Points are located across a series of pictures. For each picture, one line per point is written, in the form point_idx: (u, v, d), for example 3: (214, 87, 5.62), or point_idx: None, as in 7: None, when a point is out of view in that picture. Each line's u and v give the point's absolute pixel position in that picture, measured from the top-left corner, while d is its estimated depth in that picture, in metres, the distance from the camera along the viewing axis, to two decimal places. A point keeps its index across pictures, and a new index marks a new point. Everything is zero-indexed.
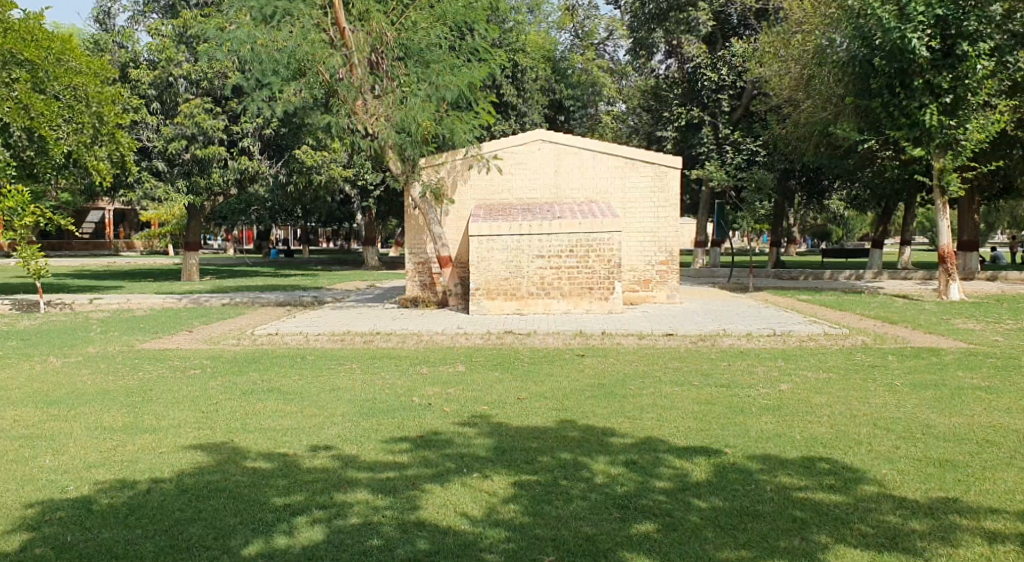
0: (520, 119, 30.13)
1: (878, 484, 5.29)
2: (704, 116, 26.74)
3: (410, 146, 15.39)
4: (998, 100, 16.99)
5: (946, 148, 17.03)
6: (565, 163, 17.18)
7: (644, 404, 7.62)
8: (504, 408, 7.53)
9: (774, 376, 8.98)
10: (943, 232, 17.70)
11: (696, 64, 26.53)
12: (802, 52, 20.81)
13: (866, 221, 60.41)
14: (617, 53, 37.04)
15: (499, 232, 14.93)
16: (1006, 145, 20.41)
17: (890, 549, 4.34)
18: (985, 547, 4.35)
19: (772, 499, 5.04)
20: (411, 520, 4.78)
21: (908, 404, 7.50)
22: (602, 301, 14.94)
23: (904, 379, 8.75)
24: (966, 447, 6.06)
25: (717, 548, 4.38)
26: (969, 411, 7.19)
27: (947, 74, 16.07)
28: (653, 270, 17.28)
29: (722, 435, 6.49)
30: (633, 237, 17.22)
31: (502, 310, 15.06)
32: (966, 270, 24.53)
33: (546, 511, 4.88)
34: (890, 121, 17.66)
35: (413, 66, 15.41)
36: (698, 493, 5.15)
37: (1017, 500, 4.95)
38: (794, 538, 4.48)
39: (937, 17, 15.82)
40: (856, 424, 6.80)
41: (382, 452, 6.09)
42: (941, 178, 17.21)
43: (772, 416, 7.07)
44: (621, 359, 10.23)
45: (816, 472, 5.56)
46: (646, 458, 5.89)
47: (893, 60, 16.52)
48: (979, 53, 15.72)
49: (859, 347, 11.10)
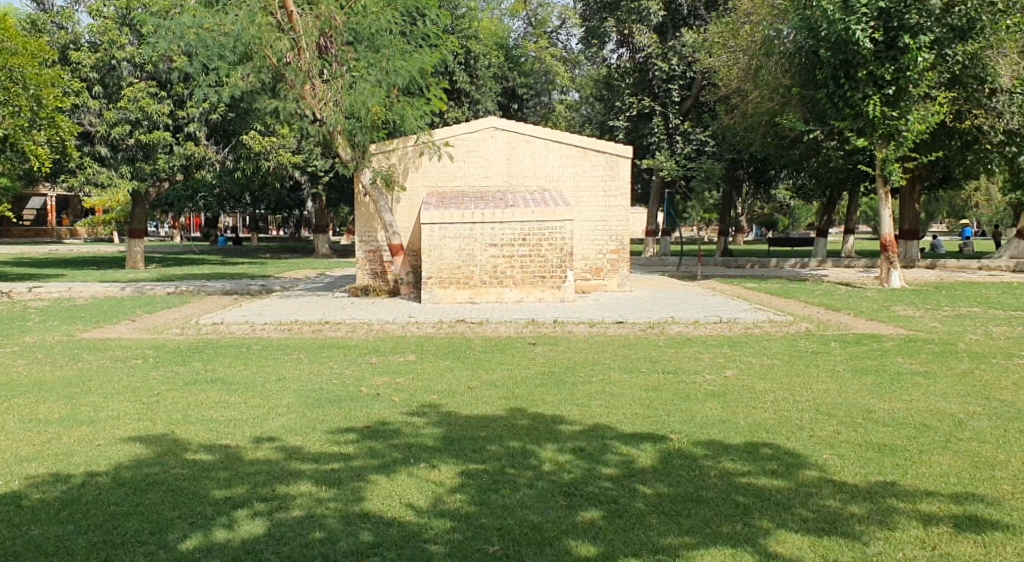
0: (473, 106, 30.14)
1: (819, 469, 5.39)
2: (655, 106, 26.96)
3: (360, 131, 15.15)
4: (938, 92, 17.41)
5: (888, 139, 17.38)
6: (517, 151, 17.16)
7: (593, 391, 7.66)
8: (453, 397, 7.46)
9: (720, 362, 9.12)
10: (884, 221, 18.08)
11: (647, 53, 26.65)
12: (750, 43, 20.92)
13: (812, 212, 61.85)
14: (569, 42, 36.81)
15: (451, 221, 14.80)
16: (946, 137, 21.33)
17: (829, 534, 4.37)
18: (920, 529, 4.40)
19: (715, 484, 5.09)
20: (355, 511, 4.73)
21: (850, 390, 7.65)
22: (554, 290, 15.00)
23: (846, 364, 8.96)
24: (903, 432, 6.21)
25: (661, 534, 4.39)
26: (908, 397, 7.36)
27: (889, 66, 16.41)
28: (605, 259, 17.32)
29: (668, 421, 6.54)
30: (585, 225, 17.25)
31: (455, 298, 14.95)
32: (908, 258, 25.18)
33: (493, 500, 4.87)
34: (835, 111, 17.97)
35: (363, 51, 15.24)
36: (645, 479, 5.19)
37: (952, 482, 5.08)
38: (737, 524, 4.51)
39: (880, 9, 16.14)
40: (799, 410, 6.90)
41: (327, 443, 6.01)
42: (883, 168, 17.54)
43: (717, 402, 7.16)
44: (572, 347, 10.23)
45: (759, 456, 5.65)
46: (593, 445, 5.91)
47: (837, 51, 16.90)
48: (920, 46, 16.12)
49: (803, 334, 11.30)
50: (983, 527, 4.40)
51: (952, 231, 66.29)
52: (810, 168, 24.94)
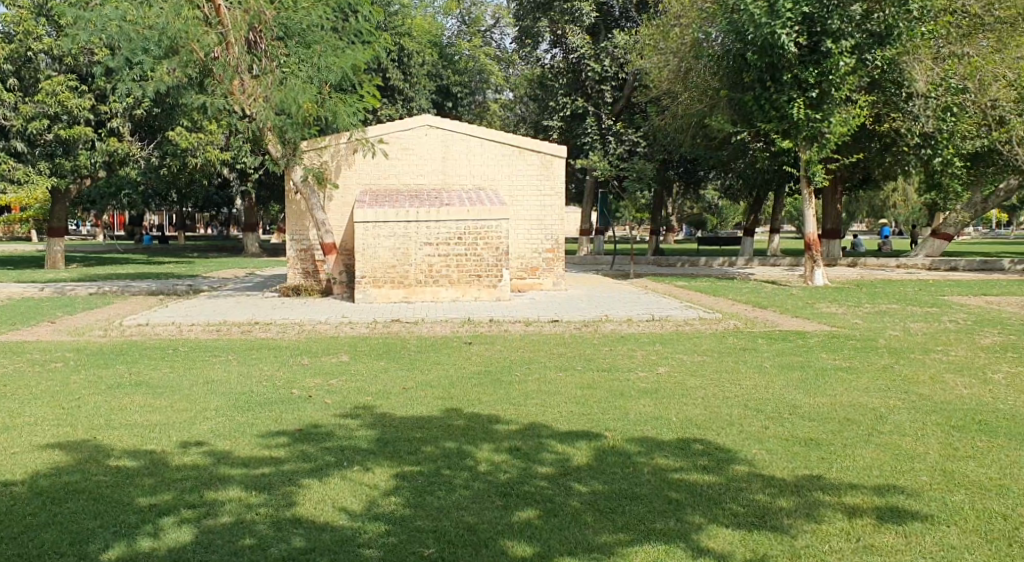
0: (407, 104, 29.93)
1: (748, 463, 5.51)
2: (588, 106, 27.29)
3: (290, 128, 14.80)
4: (858, 96, 18.02)
5: (811, 140, 17.93)
6: (452, 150, 17.08)
7: (528, 390, 7.68)
8: (388, 398, 7.37)
9: (653, 359, 9.26)
10: (808, 221, 18.63)
11: (580, 54, 26.81)
12: (680, 46, 21.26)
13: (740, 211, 63.39)
14: (503, 41, 36.85)
15: (385, 219, 14.67)
16: (865, 140, 22.19)
17: (759, 528, 4.46)
18: (845, 521, 4.53)
19: (649, 481, 5.16)
20: (287, 517, 4.63)
21: (777, 385, 7.86)
22: (490, 289, 14.98)
23: (773, 361, 9.19)
24: (828, 426, 6.40)
25: (596, 532, 4.42)
26: (832, 392, 7.59)
27: (813, 69, 16.90)
28: (540, 258, 17.39)
29: (603, 419, 6.59)
30: (520, 224, 17.30)
31: (389, 298, 14.82)
32: (830, 257, 26.07)
33: (428, 502, 4.82)
34: (761, 113, 18.44)
35: (294, 47, 14.93)
36: (580, 477, 5.23)
37: (874, 475, 5.26)
38: (670, 520, 4.58)
39: (804, 14, 16.60)
40: (729, 406, 7.04)
41: (258, 447, 5.86)
42: (807, 169, 18.09)
43: (650, 399, 7.27)
44: (508, 346, 10.24)
45: (691, 452, 5.75)
46: (529, 444, 5.92)
47: (763, 54, 17.34)
48: (841, 51, 16.66)
49: (731, 331, 11.56)
50: (904, 518, 4.56)
51: (871, 231, 68.88)
52: (738, 169, 25.61)
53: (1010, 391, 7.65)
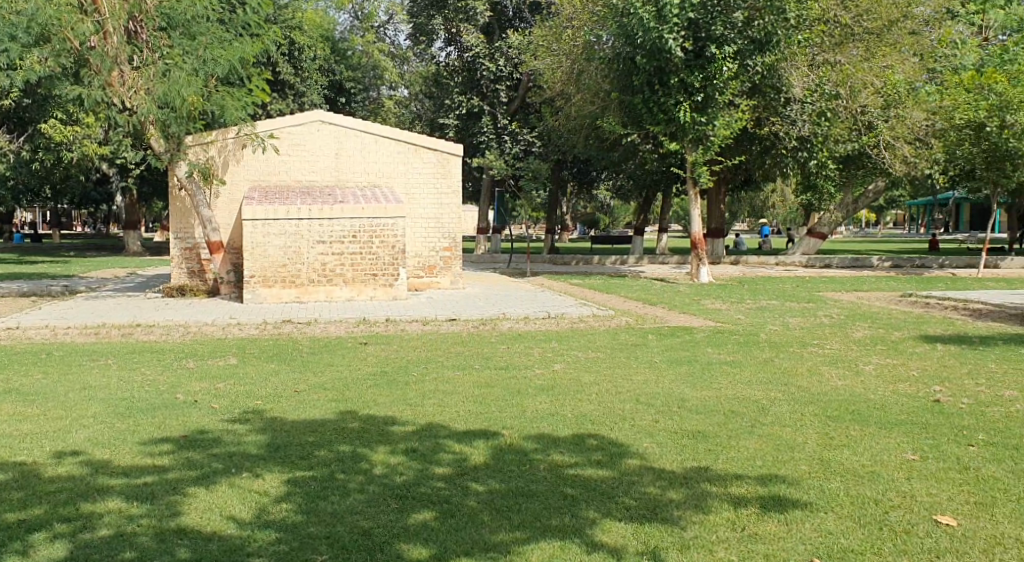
0: (298, 99, 29.27)
1: (640, 457, 5.65)
2: (483, 105, 27.21)
3: (174, 122, 14.19)
4: (741, 101, 18.79)
5: (697, 143, 18.63)
6: (346, 147, 16.77)
7: (425, 390, 7.64)
8: (279, 402, 7.18)
9: (548, 356, 9.38)
10: (694, 220, 19.29)
11: (475, 53, 26.83)
12: (572, 48, 21.60)
13: (631, 210, 65.14)
14: (397, 37, 36.51)
15: (276, 216, 14.28)
16: (747, 142, 23.23)
17: (650, 521, 4.57)
18: (731, 511, 4.71)
19: (545, 478, 5.22)
20: (171, 528, 4.43)
21: (667, 380, 8.11)
22: (386, 288, 14.79)
23: (662, 356, 9.47)
24: (715, 418, 6.65)
25: (492, 531, 4.43)
26: (718, 385, 7.89)
27: (698, 74, 17.54)
28: (437, 257, 17.32)
29: (499, 417, 6.62)
30: (417, 222, 17.18)
31: (281, 298, 14.42)
32: (715, 255, 27.12)
33: (321, 508, 4.72)
34: (650, 116, 18.96)
35: (177, 38, 14.42)
36: (476, 476, 5.23)
37: (758, 465, 5.49)
38: (565, 516, 4.63)
39: (690, 20, 17.17)
40: (622, 401, 7.21)
41: (140, 455, 5.59)
42: (693, 170, 18.79)
43: (546, 396, 7.36)
44: (403, 346, 10.14)
45: (585, 448, 5.85)
46: (425, 445, 5.88)
47: (652, 58, 17.82)
48: (724, 57, 17.36)
49: (623, 327, 11.85)
50: (785, 506, 4.77)
51: (753, 229, 72.10)
52: (629, 169, 26.25)
53: (878, 381, 8.17)
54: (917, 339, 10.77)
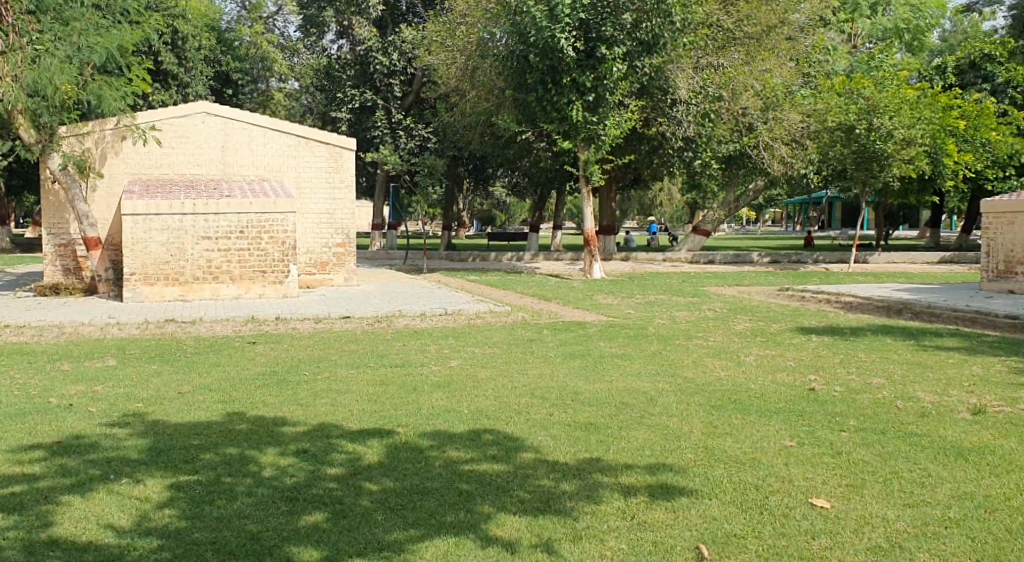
0: (182, 90, 28.14)
1: (534, 450, 5.72)
2: (377, 99, 26.93)
3: (45, 111, 13.39)
4: (630, 101, 19.25)
5: (589, 141, 19.00)
6: (233, 140, 16.23)
7: (317, 389, 7.48)
8: (162, 404, 6.88)
9: (444, 353, 9.36)
10: (587, 217, 19.65)
11: (367, 46, 26.45)
12: (465, 44, 21.61)
13: (525, 207, 65.83)
14: (287, 29, 35.54)
15: (158, 211, 13.72)
16: (637, 142, 23.87)
17: (544, 513, 4.64)
18: (622, 501, 4.83)
19: (439, 475, 5.21)
20: (42, 539, 4.18)
21: (561, 373, 8.25)
22: (276, 285, 14.38)
23: (557, 350, 9.62)
24: (607, 410, 6.81)
25: (386, 530, 4.38)
26: (610, 377, 8.10)
27: (589, 73, 17.91)
28: (330, 253, 16.98)
29: (393, 415, 6.56)
30: (308, 218, 16.79)
31: (163, 297, 13.82)
32: (606, 252, 27.74)
33: (207, 513, 4.56)
34: (544, 114, 19.19)
35: (48, 22, 13.63)
36: (370, 476, 5.17)
37: (647, 455, 5.66)
38: (460, 511, 4.64)
39: (580, 20, 17.49)
40: (516, 395, 7.28)
41: (6, 464, 5.24)
42: (585, 169, 19.18)
43: (441, 392, 7.35)
44: (295, 344, 9.90)
45: (481, 443, 5.87)
46: (317, 445, 5.76)
47: (544, 57, 18.04)
48: (614, 57, 17.76)
49: (519, 323, 11.96)
50: (672, 494, 4.94)
51: (643, 227, 74.16)
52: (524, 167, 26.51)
53: (758, 371, 8.58)
54: (795, 331, 11.36)
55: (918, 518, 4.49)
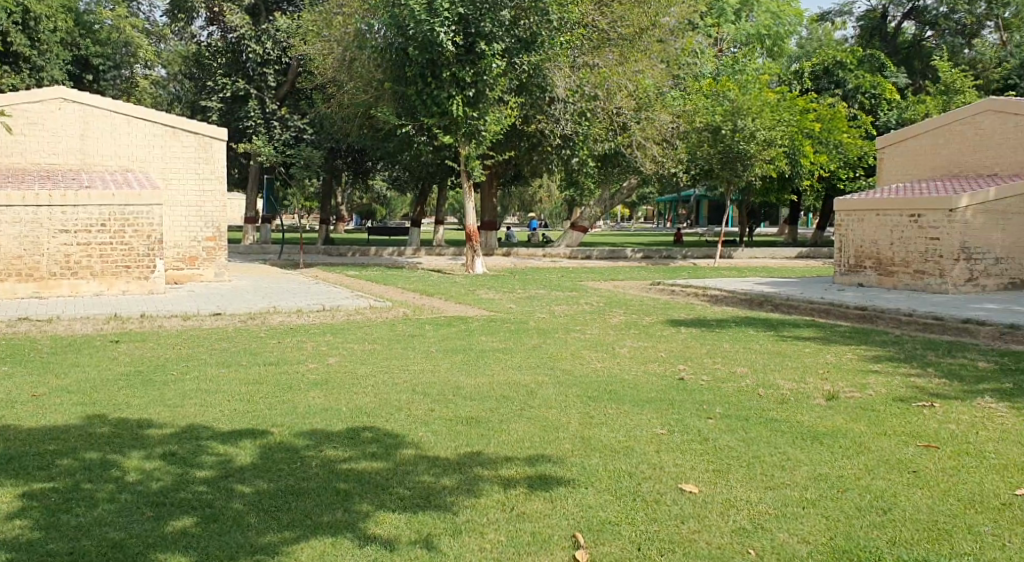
0: (35, 73, 26.27)
1: (414, 446, 5.70)
2: (250, 89, 26.00)
3: None
4: (510, 97, 19.42)
5: (470, 137, 19.04)
6: (93, 128, 15.31)
7: (186, 389, 7.17)
8: (13, 409, 6.41)
9: (322, 350, 9.17)
10: (468, 212, 19.70)
11: (239, 34, 25.52)
12: (343, 35, 21.20)
13: (405, 201, 65.32)
14: (152, 13, 33.71)
15: (8, 203, 12.76)
16: (516, 138, 24.12)
17: (423, 509, 4.63)
18: (501, 493, 4.89)
19: (316, 474, 5.11)
20: None
21: (442, 369, 8.24)
22: (141, 281, 13.67)
23: (438, 346, 9.60)
24: (487, 404, 6.85)
25: (260, 533, 4.26)
26: (490, 372, 8.16)
27: (469, 69, 17.98)
28: (199, 247, 16.27)
29: (268, 415, 6.37)
30: (175, 211, 16.03)
31: (15, 294, 12.87)
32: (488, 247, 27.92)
33: (64, 522, 4.29)
34: (424, 108, 19.09)
35: None
36: (243, 477, 5.00)
37: (526, 447, 5.73)
38: (337, 511, 4.56)
39: (459, 15, 17.51)
40: (396, 391, 7.23)
41: None
42: (466, 163, 19.22)
43: (318, 390, 7.20)
44: (163, 343, 9.45)
45: (359, 441, 5.79)
46: (186, 447, 5.52)
47: (424, 51, 17.95)
48: (493, 53, 17.89)
49: (400, 318, 11.88)
50: (550, 485, 5.03)
51: (523, 223, 75.04)
52: (403, 161, 26.27)
53: (633, 362, 8.86)
54: (667, 323, 11.80)
55: (778, 499, 4.77)
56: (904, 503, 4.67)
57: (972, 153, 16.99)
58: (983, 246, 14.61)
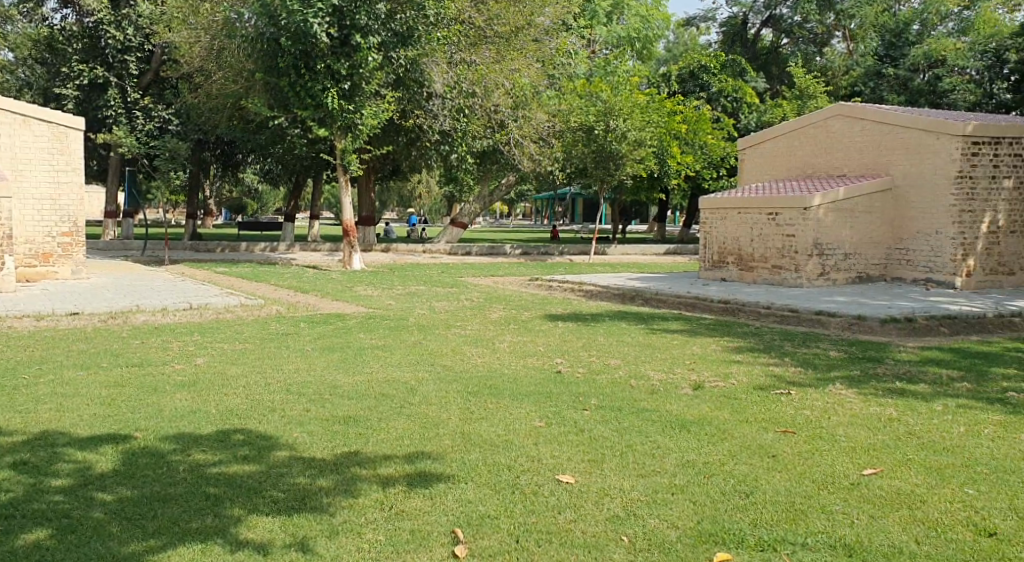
0: None
1: (289, 448, 5.57)
2: (109, 77, 24.44)
3: None
4: (386, 91, 19.18)
5: (345, 130, 18.70)
6: None
7: (40, 394, 6.71)
8: None
9: (189, 350, 8.80)
10: (344, 207, 19.35)
11: (97, 18, 24.02)
12: (211, 23, 20.37)
13: (279, 195, 63.45)
14: None
15: None
16: (393, 133, 23.88)
17: (298, 511, 4.53)
18: (379, 492, 4.85)
19: (184, 479, 4.91)
20: None
21: (318, 367, 8.08)
22: None
23: (314, 344, 9.40)
24: (365, 403, 6.77)
25: (122, 542, 4.06)
26: (368, 369, 8.08)
27: (344, 62, 17.67)
28: (54, 243, 15.23)
29: (131, 419, 6.07)
30: (26, 204, 14.96)
31: None
32: (365, 242, 27.51)
33: None
34: (297, 100, 18.60)
35: None
36: (104, 485, 4.75)
37: (405, 445, 5.71)
38: (207, 516, 4.41)
39: (333, 6, 17.13)
40: (269, 391, 7.03)
41: None
42: (342, 158, 18.85)
43: (186, 392, 6.91)
44: (13, 345, 8.80)
45: (231, 443, 5.61)
46: (39, 456, 5.18)
47: (296, 42, 17.49)
48: (369, 47, 17.64)
49: (274, 316, 11.55)
50: (429, 481, 5.03)
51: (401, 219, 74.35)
52: (276, 155, 25.51)
53: (512, 357, 8.97)
54: (544, 318, 12.02)
55: (649, 486, 4.96)
56: (764, 485, 4.97)
57: (823, 155, 18.14)
58: (833, 242, 15.63)
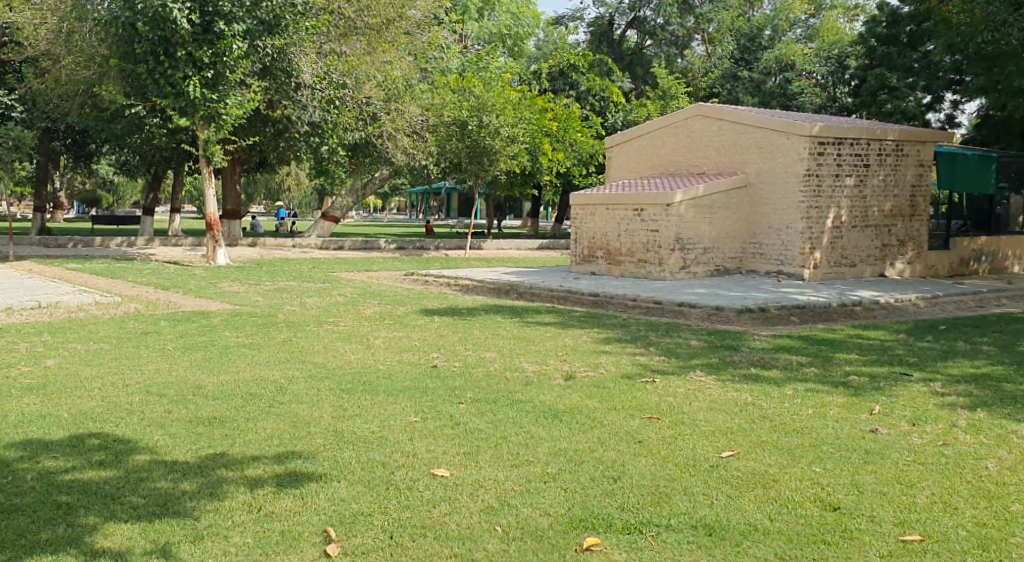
0: None
1: (150, 451, 5.34)
2: None
3: None
4: (252, 81, 18.58)
5: (209, 120, 17.98)
6: None
7: None
8: None
9: (36, 352, 8.24)
10: (208, 199, 18.60)
11: None
12: (59, 4, 19.14)
13: (137, 188, 60.11)
14: None
15: None
16: (260, 124, 23.16)
17: (160, 516, 4.36)
18: (247, 494, 4.73)
19: (32, 489, 4.62)
20: None
21: (181, 367, 7.76)
22: None
23: (175, 343, 9.01)
24: (232, 403, 6.57)
25: None
26: (235, 368, 7.83)
27: (206, 49, 16.99)
28: None
29: None
30: None
31: None
32: (231, 237, 26.51)
33: None
34: (156, 88, 17.72)
35: None
36: None
37: (274, 445, 5.59)
38: (58, 527, 4.17)
39: None
40: (128, 393, 6.70)
41: None
42: (205, 149, 18.08)
43: (33, 396, 6.49)
44: None
45: (84, 449, 5.32)
46: None
47: (155, 27, 16.70)
48: (234, 34, 17.04)
49: (132, 314, 10.98)
50: (300, 481, 4.95)
51: (269, 212, 72.08)
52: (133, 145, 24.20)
53: (385, 352, 8.92)
54: (419, 312, 12.00)
55: (522, 476, 5.08)
56: (630, 470, 5.19)
57: (684, 154, 18.99)
58: (693, 237, 16.40)
